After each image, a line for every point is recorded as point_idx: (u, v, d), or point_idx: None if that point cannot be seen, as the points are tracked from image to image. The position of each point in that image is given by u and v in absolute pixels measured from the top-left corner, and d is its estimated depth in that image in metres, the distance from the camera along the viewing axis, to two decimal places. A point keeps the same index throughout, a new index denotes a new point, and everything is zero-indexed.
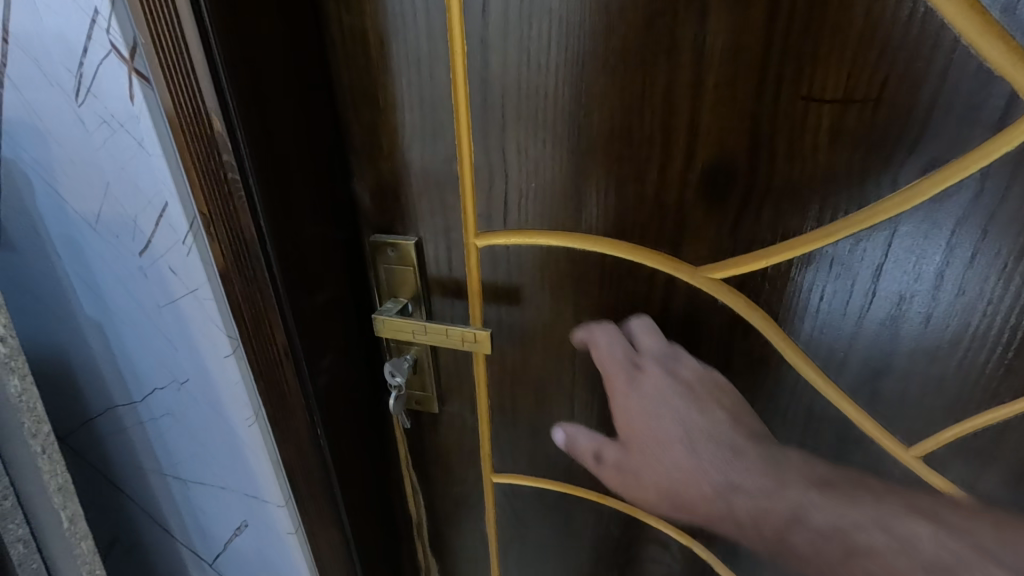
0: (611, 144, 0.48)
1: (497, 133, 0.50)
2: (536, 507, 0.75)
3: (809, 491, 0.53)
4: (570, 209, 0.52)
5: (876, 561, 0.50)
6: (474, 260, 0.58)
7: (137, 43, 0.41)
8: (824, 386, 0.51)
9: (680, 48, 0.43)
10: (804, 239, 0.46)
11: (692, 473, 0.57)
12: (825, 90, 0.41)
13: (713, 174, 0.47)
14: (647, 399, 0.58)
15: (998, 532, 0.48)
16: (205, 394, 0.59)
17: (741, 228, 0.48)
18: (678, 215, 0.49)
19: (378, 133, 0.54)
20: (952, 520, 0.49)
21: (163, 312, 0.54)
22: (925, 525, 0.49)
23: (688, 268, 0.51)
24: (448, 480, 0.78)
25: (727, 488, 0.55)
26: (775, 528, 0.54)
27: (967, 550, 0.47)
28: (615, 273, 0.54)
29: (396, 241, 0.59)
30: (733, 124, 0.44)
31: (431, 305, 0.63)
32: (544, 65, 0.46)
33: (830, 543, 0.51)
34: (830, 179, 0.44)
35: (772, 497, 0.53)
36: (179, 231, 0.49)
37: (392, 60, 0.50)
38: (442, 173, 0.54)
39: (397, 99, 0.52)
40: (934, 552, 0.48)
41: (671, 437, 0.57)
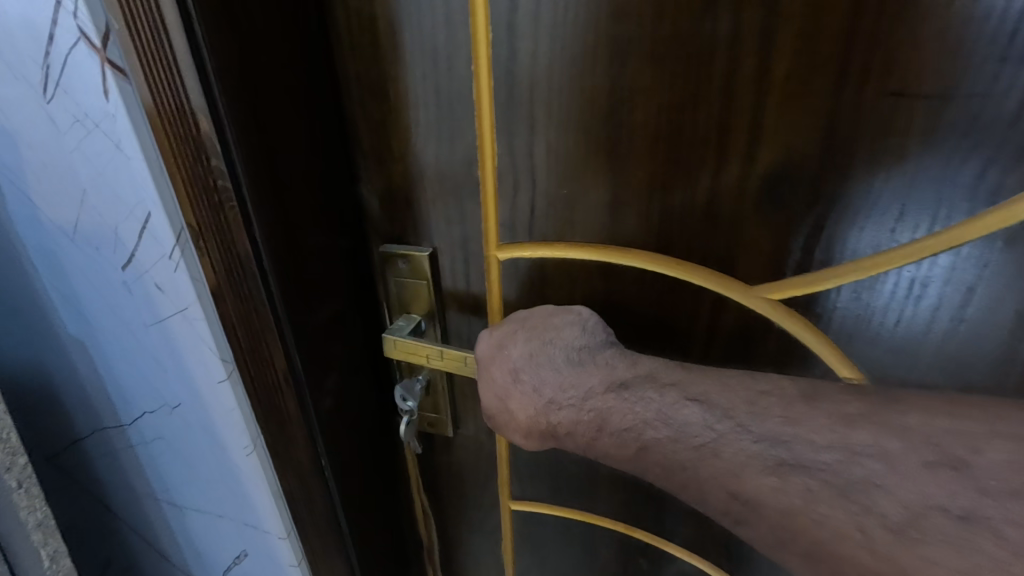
0: (655, 146, 0.42)
1: (523, 131, 0.44)
2: (555, 535, 0.70)
3: (604, 395, 0.41)
4: (605, 217, 0.46)
5: (683, 447, 0.37)
6: (494, 275, 0.51)
7: (110, 27, 0.35)
8: (765, 308, 0.45)
9: (744, 34, 0.37)
10: (877, 258, 0.40)
11: (528, 414, 0.44)
12: (922, 83, 0.34)
13: (775, 181, 0.40)
14: (485, 341, 0.47)
15: (788, 411, 0.35)
16: (199, 420, 0.53)
17: (806, 242, 0.41)
18: (729, 227, 0.43)
19: (386, 132, 0.48)
20: (745, 417, 0.36)
21: (150, 332, 0.48)
22: (694, 407, 0.38)
23: (740, 287, 0.45)
24: (462, 504, 0.72)
25: (547, 406, 0.44)
26: (584, 437, 0.43)
27: (763, 444, 0.34)
28: (654, 290, 0.48)
29: (408, 252, 0.53)
30: (803, 125, 0.38)
31: (447, 323, 0.57)
32: (579, 54, 0.40)
33: (627, 438, 0.40)
34: (920, 188, 0.37)
35: (579, 408, 0.42)
36: (164, 244, 0.42)
37: (403, 50, 0.44)
38: (460, 176, 0.48)
39: (410, 93, 0.46)
40: (712, 436, 0.36)
41: (505, 365, 0.45)
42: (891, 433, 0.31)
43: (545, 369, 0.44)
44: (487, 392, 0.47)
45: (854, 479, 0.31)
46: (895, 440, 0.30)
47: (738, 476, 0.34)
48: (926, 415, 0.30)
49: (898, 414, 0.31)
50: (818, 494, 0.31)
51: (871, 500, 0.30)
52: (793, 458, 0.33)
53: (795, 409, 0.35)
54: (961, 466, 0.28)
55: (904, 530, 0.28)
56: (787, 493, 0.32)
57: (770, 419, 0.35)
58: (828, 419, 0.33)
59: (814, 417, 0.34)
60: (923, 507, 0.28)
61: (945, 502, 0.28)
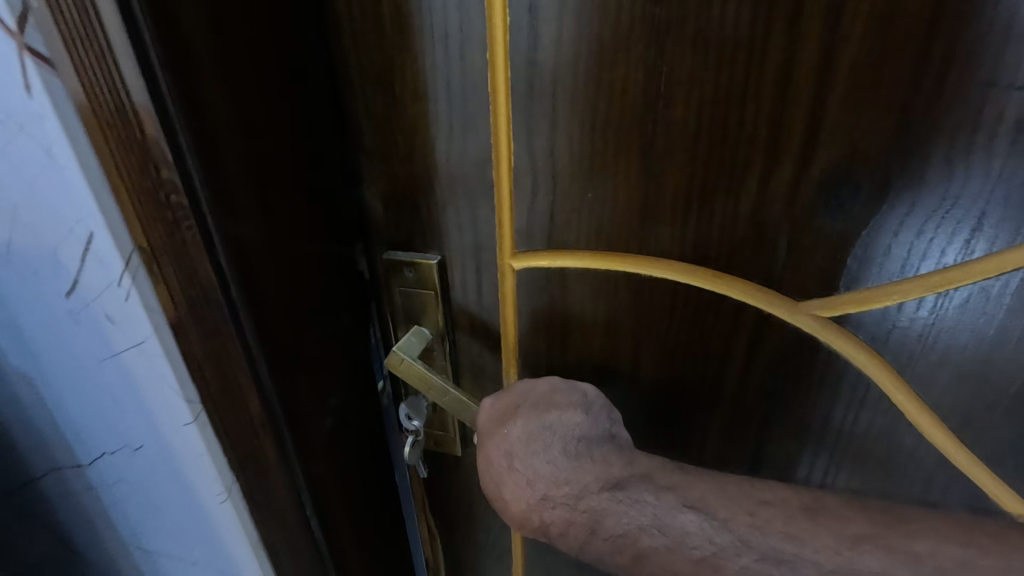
0: (695, 145, 0.37)
1: (544, 129, 0.39)
2: (570, 562, 0.65)
3: (598, 494, 0.36)
4: (635, 223, 0.41)
5: (681, 559, 0.34)
6: (509, 287, 0.47)
7: (27, 5, 0.29)
8: (818, 331, 0.40)
9: (807, 15, 0.32)
10: (946, 275, 0.35)
11: (520, 505, 0.39)
12: (1016, 74, 0.29)
13: (829, 189, 0.35)
14: (489, 417, 0.42)
15: (790, 526, 0.32)
16: (166, 460, 0.45)
17: (864, 254, 0.36)
18: (777, 239, 0.38)
19: (392, 130, 0.44)
20: (746, 531, 0.33)
21: (104, 368, 0.41)
22: (692, 514, 0.34)
23: (787, 303, 0.40)
24: (470, 526, 0.67)
25: (540, 503, 0.38)
26: (577, 539, 0.37)
27: (764, 563, 0.32)
28: (685, 309, 0.43)
29: (414, 260, 0.48)
30: (870, 121, 0.33)
31: (456, 338, 0.52)
32: (611, 42, 0.35)
33: (620, 544, 0.36)
34: (1003, 200, 0.32)
35: (573, 508, 0.37)
36: (112, 269, 0.36)
37: (411, 39, 0.40)
38: (472, 180, 0.44)
39: (418, 86, 0.41)
40: (711, 549, 0.33)
41: (501, 448, 0.40)
42: (899, 560, 0.30)
43: (541, 460, 0.39)
44: (482, 471, 0.41)
45: None
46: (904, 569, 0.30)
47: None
48: (935, 542, 0.31)
49: (910, 540, 0.31)
50: None
51: None
52: None
53: (798, 523, 0.32)
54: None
55: None
56: None
57: (771, 530, 0.32)
58: (832, 538, 0.31)
59: (819, 535, 0.32)
60: None
61: None
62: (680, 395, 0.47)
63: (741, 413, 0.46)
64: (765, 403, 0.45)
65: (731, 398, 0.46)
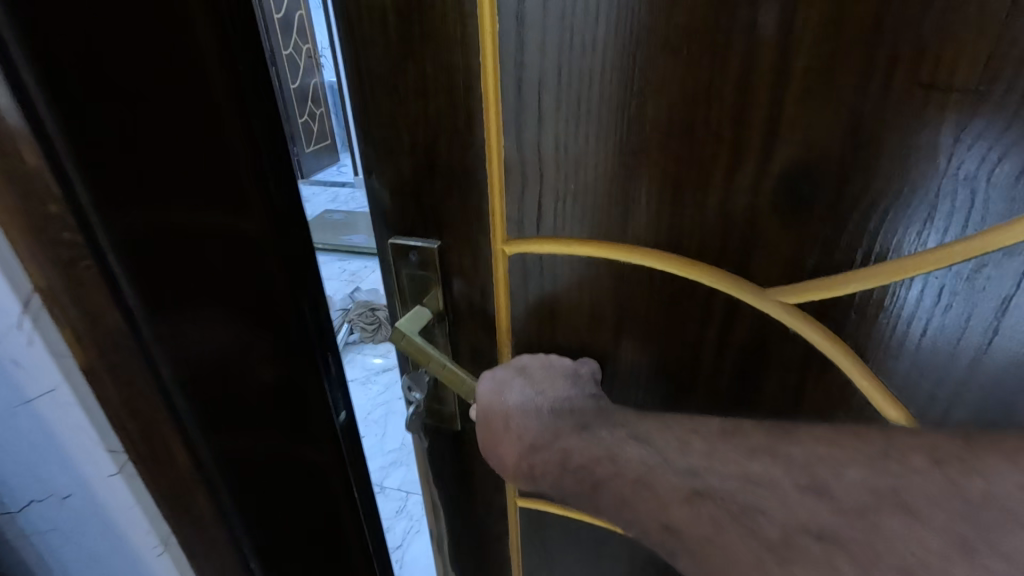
0: (667, 141, 0.40)
1: (531, 125, 0.43)
2: (564, 536, 0.68)
3: (569, 433, 0.42)
4: (615, 214, 0.44)
5: (625, 482, 0.37)
6: (502, 270, 0.51)
7: None
8: (783, 316, 0.43)
9: (763, 20, 0.34)
10: (900, 265, 0.37)
11: (515, 457, 0.44)
12: (955, 76, 0.32)
13: (789, 182, 0.38)
14: (482, 384, 0.48)
15: (708, 446, 0.36)
16: (92, 508, 0.44)
17: (824, 244, 0.39)
18: (745, 229, 0.41)
19: (397, 125, 0.48)
20: (673, 451, 0.37)
21: (16, 415, 0.40)
22: (636, 444, 0.38)
23: (755, 289, 0.43)
24: (471, 500, 0.71)
25: (529, 451, 0.43)
26: (551, 474, 0.42)
27: (680, 476, 0.35)
28: (663, 294, 0.46)
29: (417, 245, 0.53)
30: (825, 119, 0.35)
31: (451, 320, 0.56)
32: (589, 45, 0.39)
33: (581, 476, 0.40)
34: (953, 194, 0.34)
35: (549, 448, 0.42)
36: (11, 315, 0.36)
37: (413, 41, 0.44)
38: (468, 171, 0.47)
39: (420, 85, 0.45)
40: (645, 469, 0.37)
41: (500, 412, 0.46)
42: (780, 462, 0.33)
43: (534, 419, 0.44)
44: (481, 431, 0.47)
45: (743, 505, 0.32)
46: (778, 468, 0.33)
47: (665, 506, 0.35)
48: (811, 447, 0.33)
49: (788, 446, 0.34)
50: (720, 522, 0.32)
51: (754, 522, 0.31)
52: (706, 489, 0.34)
53: (714, 443, 0.36)
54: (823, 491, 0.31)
55: (780, 550, 0.30)
56: (699, 521, 0.33)
57: (695, 454, 0.36)
58: (735, 450, 0.35)
59: (725, 448, 0.36)
60: (795, 528, 0.30)
61: (809, 523, 0.30)
62: (661, 376, 0.50)
63: (718, 394, 0.49)
64: (740, 384, 0.47)
65: (708, 379, 0.48)
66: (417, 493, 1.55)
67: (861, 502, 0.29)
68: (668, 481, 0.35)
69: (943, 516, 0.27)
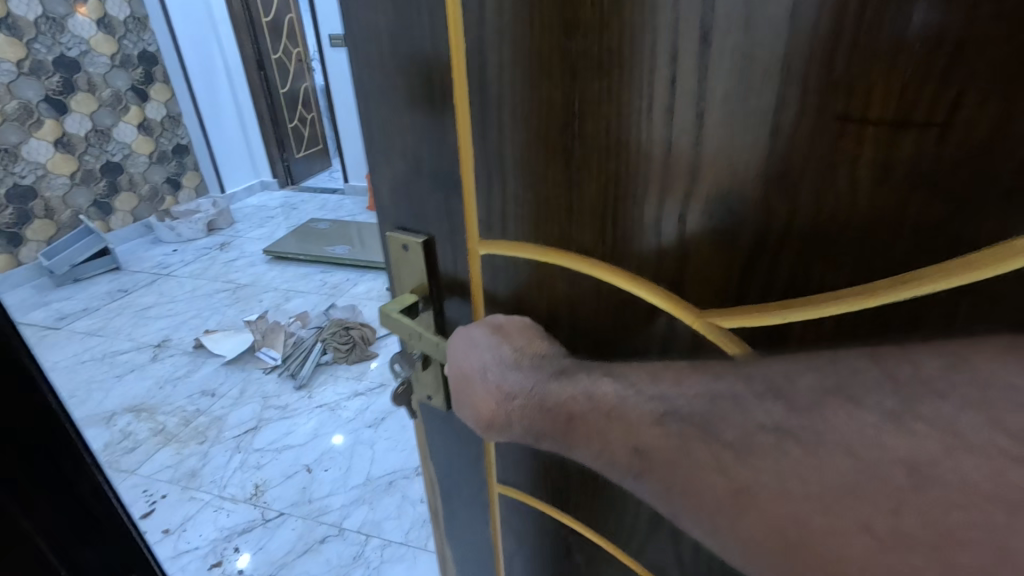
0: (604, 157, 0.41)
1: (492, 135, 0.44)
2: (536, 534, 0.64)
3: (548, 380, 0.44)
4: (564, 222, 0.45)
5: (599, 414, 0.40)
6: (476, 268, 0.52)
7: None
8: (716, 336, 0.43)
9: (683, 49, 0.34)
10: (828, 300, 0.36)
11: (490, 407, 0.46)
12: (871, 109, 0.30)
13: (714, 206, 0.38)
14: (458, 336, 0.48)
15: (677, 373, 0.39)
16: None
17: (753, 271, 0.39)
18: (680, 249, 0.41)
19: (382, 128, 0.49)
20: (643, 381, 0.40)
21: None
22: (609, 380, 0.41)
23: (692, 310, 0.43)
24: (450, 486, 0.70)
25: (505, 399, 0.45)
26: (530, 420, 0.44)
27: (654, 400, 0.39)
28: (613, 301, 0.47)
29: (405, 239, 0.53)
30: (748, 147, 0.35)
31: (441, 303, 0.57)
32: (534, 63, 0.40)
33: (558, 413, 0.43)
34: (875, 233, 0.33)
35: (528, 395, 0.44)
36: None
37: (382, 56, 0.45)
38: (442, 173, 0.48)
39: (392, 95, 0.47)
40: (620, 400, 0.40)
41: (476, 360, 0.47)
42: (743, 379, 0.37)
43: (511, 371, 0.46)
44: (454, 374, 0.48)
45: (710, 417, 0.36)
46: (740, 383, 0.37)
47: (635, 432, 0.38)
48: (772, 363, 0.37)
49: (748, 369, 0.37)
50: (690, 438, 0.36)
51: (716, 428, 0.36)
52: (672, 409, 0.38)
53: (682, 373, 0.39)
54: (780, 393, 0.35)
55: (739, 447, 0.34)
56: (667, 438, 0.37)
57: (664, 382, 0.39)
58: (705, 377, 0.38)
59: (690, 377, 0.39)
60: (752, 428, 0.35)
61: (764, 420, 0.34)
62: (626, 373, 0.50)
63: None
64: None
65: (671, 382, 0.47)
66: (377, 536, 1.55)
67: (814, 400, 0.34)
68: (637, 407, 0.39)
69: (879, 399, 0.32)
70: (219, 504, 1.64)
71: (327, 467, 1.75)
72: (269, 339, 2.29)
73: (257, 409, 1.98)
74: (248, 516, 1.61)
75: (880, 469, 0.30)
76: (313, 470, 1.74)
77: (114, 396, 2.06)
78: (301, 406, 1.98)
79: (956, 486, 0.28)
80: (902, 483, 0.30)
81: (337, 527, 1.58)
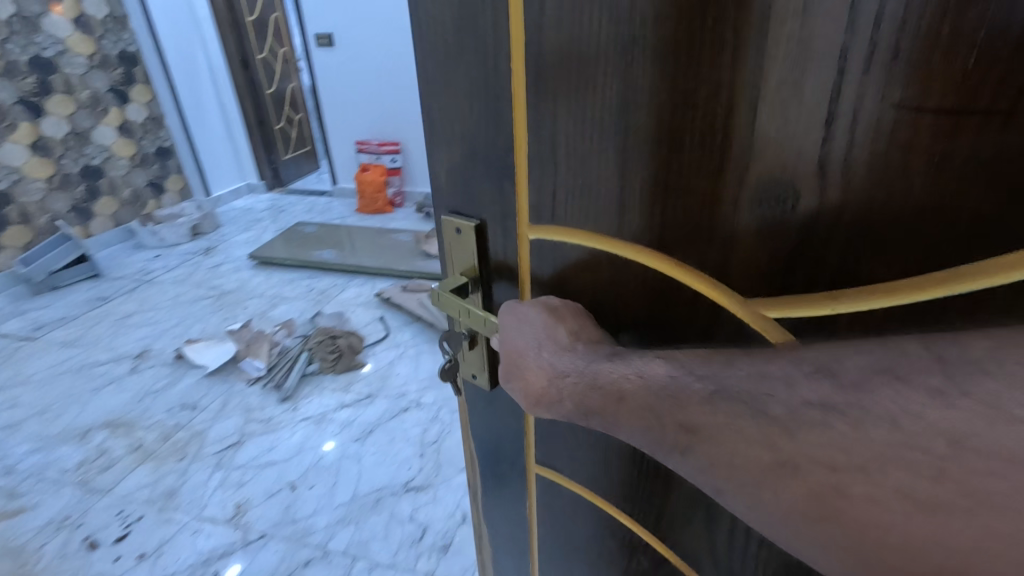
0: (657, 147, 0.44)
1: (548, 124, 0.47)
2: (569, 511, 0.67)
3: (603, 361, 0.44)
4: (610, 209, 0.48)
5: (650, 392, 0.40)
6: (525, 250, 0.56)
7: None
8: (756, 321, 0.46)
9: (744, 40, 0.37)
10: (877, 290, 0.39)
11: (541, 383, 0.47)
12: (931, 99, 0.33)
13: (765, 192, 0.41)
14: (507, 317, 0.52)
15: (729, 359, 0.40)
16: None
17: (800, 257, 0.42)
18: (727, 236, 0.44)
19: (446, 117, 0.53)
20: (695, 364, 0.40)
21: None
22: (662, 364, 0.41)
23: (737, 299, 0.46)
24: (489, 458, 0.74)
25: (557, 376, 0.46)
26: (580, 400, 0.44)
27: (699, 381, 0.39)
28: (654, 284, 0.50)
29: (460, 224, 0.58)
30: (801, 134, 0.38)
31: (489, 285, 0.61)
32: (592, 58, 0.43)
33: (610, 392, 0.43)
34: (927, 218, 0.35)
35: (581, 373, 0.45)
36: None
37: (450, 50, 0.49)
38: (497, 159, 0.52)
39: (456, 86, 0.50)
40: (671, 381, 0.40)
41: (526, 339, 0.49)
42: (790, 361, 0.36)
43: (564, 351, 0.47)
44: (504, 352, 0.51)
45: (760, 394, 0.36)
46: (798, 367, 0.36)
47: (683, 407, 0.39)
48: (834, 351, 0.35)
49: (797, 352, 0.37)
50: (735, 412, 0.36)
51: (764, 405, 0.35)
52: (721, 387, 0.38)
53: (731, 360, 0.39)
54: (830, 372, 0.34)
55: (786, 422, 0.34)
56: (717, 413, 0.37)
57: (714, 364, 0.40)
58: (752, 362, 0.38)
59: (737, 364, 0.39)
60: (800, 404, 0.34)
61: (810, 397, 0.34)
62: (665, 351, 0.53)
63: None
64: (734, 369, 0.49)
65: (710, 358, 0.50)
66: (362, 560, 1.48)
67: (863, 378, 0.33)
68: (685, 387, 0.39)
69: (927, 377, 0.31)
70: (197, 526, 1.57)
71: (312, 484, 1.70)
72: (253, 348, 2.23)
73: (240, 422, 1.92)
74: (227, 539, 1.53)
75: (921, 440, 0.30)
76: (296, 488, 1.69)
77: (91, 410, 1.99)
78: (286, 419, 1.94)
79: (995, 456, 0.28)
80: (944, 454, 0.29)
81: (322, 548, 1.51)
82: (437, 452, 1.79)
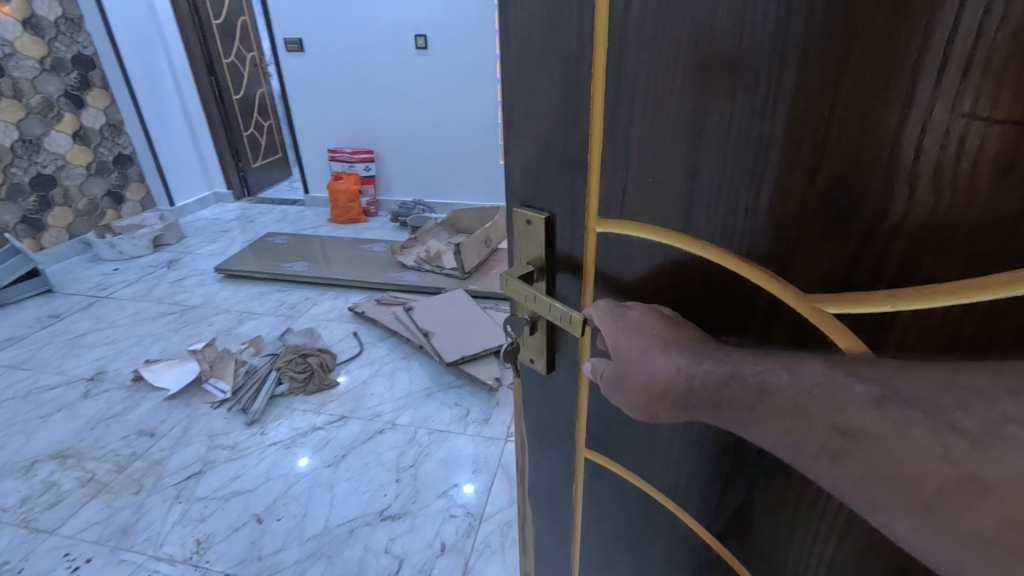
0: (726, 151, 0.46)
1: (624, 125, 0.51)
2: (617, 498, 0.69)
3: (742, 355, 0.43)
4: (680, 208, 0.51)
5: (803, 389, 0.38)
6: (592, 244, 0.60)
7: None
8: (819, 319, 0.47)
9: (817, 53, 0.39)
10: (938, 288, 0.39)
11: (669, 377, 0.46)
12: (997, 108, 0.33)
13: (830, 194, 0.42)
14: (617, 322, 0.52)
15: (905, 366, 0.35)
16: None
17: (859, 257, 0.42)
18: (796, 234, 0.45)
19: (525, 119, 0.58)
20: (860, 365, 0.37)
21: None
22: (817, 363, 0.38)
23: (798, 295, 0.47)
24: (539, 440, 0.78)
25: (687, 368, 0.45)
26: (715, 393, 0.43)
27: (872, 386, 0.35)
28: (718, 280, 0.52)
29: (530, 215, 0.63)
30: (866, 142, 0.39)
31: (553, 275, 0.66)
32: (673, 65, 0.46)
33: (752, 384, 0.41)
34: (989, 220, 0.35)
35: (718, 361, 0.44)
36: None
37: (533, 56, 0.54)
38: (573, 156, 0.56)
39: (540, 88, 0.55)
40: (825, 380, 0.37)
41: (643, 339, 0.49)
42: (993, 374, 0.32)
43: (691, 345, 0.47)
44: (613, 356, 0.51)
45: (945, 405, 0.32)
46: (988, 376, 0.32)
47: (843, 410, 0.35)
48: None
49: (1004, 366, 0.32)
50: (911, 421, 0.32)
51: (950, 417, 0.32)
52: (893, 392, 0.34)
53: (913, 367, 0.35)
54: None
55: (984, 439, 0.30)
56: (883, 421, 0.33)
57: (886, 367, 0.36)
58: (933, 373, 0.34)
59: (923, 371, 0.34)
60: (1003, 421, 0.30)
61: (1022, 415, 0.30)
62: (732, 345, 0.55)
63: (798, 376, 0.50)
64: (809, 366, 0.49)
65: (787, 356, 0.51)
66: None
67: None
68: (849, 388, 0.36)
69: None
70: (154, 567, 1.43)
71: (281, 516, 1.59)
72: (216, 367, 2.10)
73: (202, 450, 1.79)
74: None
75: None
76: (264, 521, 1.58)
77: (37, 441, 1.80)
78: (253, 445, 1.82)
79: None
80: None
81: None
82: (414, 478, 1.72)
